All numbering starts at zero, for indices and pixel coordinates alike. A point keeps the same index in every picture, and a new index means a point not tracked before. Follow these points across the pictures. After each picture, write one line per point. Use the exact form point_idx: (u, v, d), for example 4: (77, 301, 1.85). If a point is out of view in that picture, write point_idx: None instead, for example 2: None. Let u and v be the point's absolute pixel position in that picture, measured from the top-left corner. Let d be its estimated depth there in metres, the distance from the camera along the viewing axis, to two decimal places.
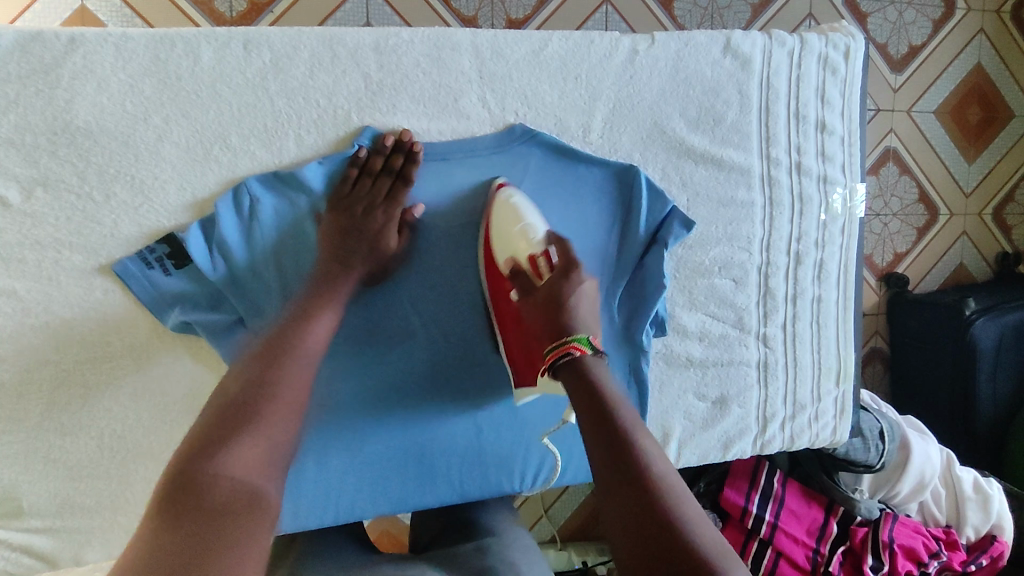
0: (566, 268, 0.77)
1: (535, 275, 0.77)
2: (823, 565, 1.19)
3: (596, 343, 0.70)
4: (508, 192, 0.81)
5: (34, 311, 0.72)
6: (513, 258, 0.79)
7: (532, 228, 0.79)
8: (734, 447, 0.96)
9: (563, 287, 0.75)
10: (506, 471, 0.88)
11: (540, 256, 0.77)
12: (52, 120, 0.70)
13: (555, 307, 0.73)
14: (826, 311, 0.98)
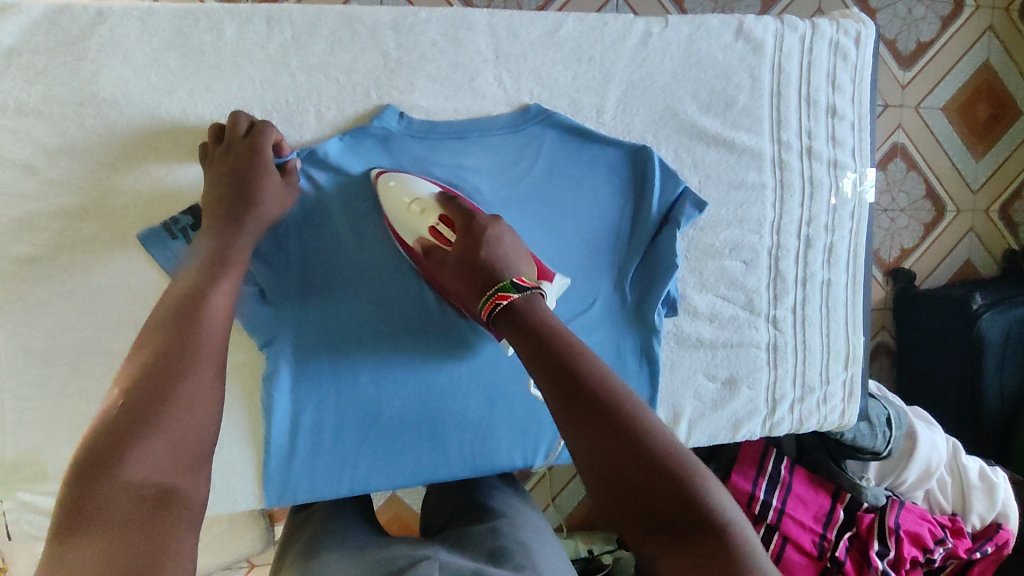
0: (466, 227, 0.74)
1: (442, 244, 0.75)
2: (829, 550, 1.21)
3: (520, 283, 0.68)
4: (388, 177, 0.78)
5: (60, 279, 0.74)
6: (419, 236, 0.77)
7: (419, 200, 0.76)
8: (744, 427, 0.97)
9: (469, 246, 0.72)
10: (516, 445, 0.90)
11: (438, 225, 0.74)
12: (79, 91, 0.71)
13: (471, 264, 0.71)
14: (835, 294, 0.99)
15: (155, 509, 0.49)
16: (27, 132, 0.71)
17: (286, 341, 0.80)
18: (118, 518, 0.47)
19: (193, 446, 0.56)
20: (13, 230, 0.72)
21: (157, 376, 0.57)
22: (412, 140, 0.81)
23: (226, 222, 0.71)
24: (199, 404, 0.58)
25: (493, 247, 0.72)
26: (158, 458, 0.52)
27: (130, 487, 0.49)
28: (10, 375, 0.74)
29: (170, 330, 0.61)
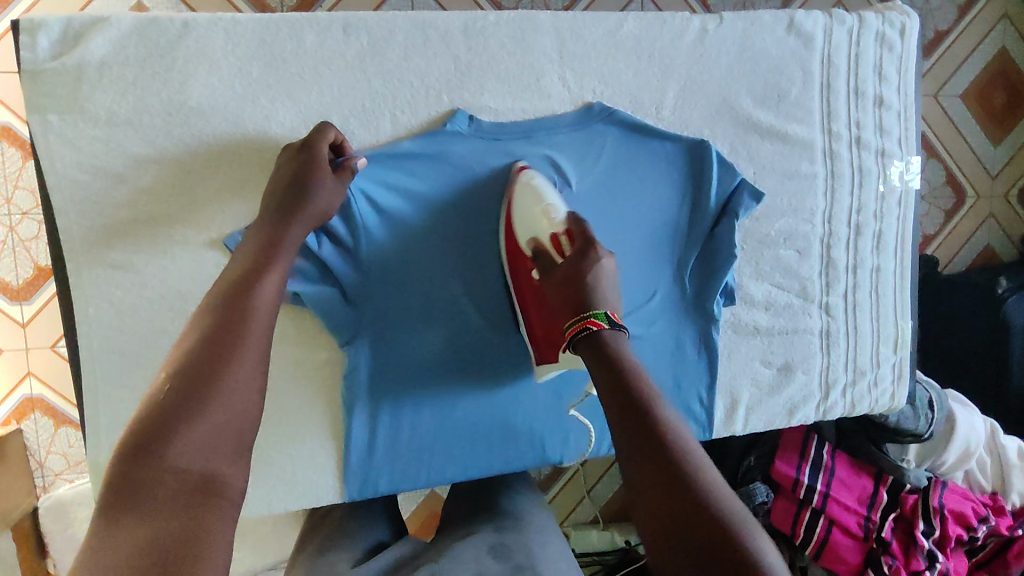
0: (580, 248, 0.75)
1: (556, 255, 0.76)
2: (875, 531, 1.23)
3: (615, 318, 0.68)
4: (527, 174, 0.82)
5: (151, 284, 0.77)
6: (535, 238, 0.79)
7: (554, 208, 0.80)
8: (799, 412, 1.00)
9: (574, 265, 0.73)
10: (579, 432, 0.92)
11: (562, 236, 0.77)
12: (168, 101, 0.74)
13: (574, 284, 0.72)
14: (884, 280, 1.02)
15: (197, 498, 0.45)
16: (120, 142, 0.73)
17: (367, 338, 0.82)
18: (159, 507, 0.44)
19: (236, 431, 0.51)
20: (107, 237, 0.75)
21: (205, 357, 0.53)
22: (482, 140, 0.83)
23: (282, 217, 0.70)
24: (244, 384, 0.54)
25: (599, 277, 0.72)
26: (201, 442, 0.48)
27: (172, 473, 0.45)
28: (105, 378, 0.77)
29: (219, 312, 0.57)
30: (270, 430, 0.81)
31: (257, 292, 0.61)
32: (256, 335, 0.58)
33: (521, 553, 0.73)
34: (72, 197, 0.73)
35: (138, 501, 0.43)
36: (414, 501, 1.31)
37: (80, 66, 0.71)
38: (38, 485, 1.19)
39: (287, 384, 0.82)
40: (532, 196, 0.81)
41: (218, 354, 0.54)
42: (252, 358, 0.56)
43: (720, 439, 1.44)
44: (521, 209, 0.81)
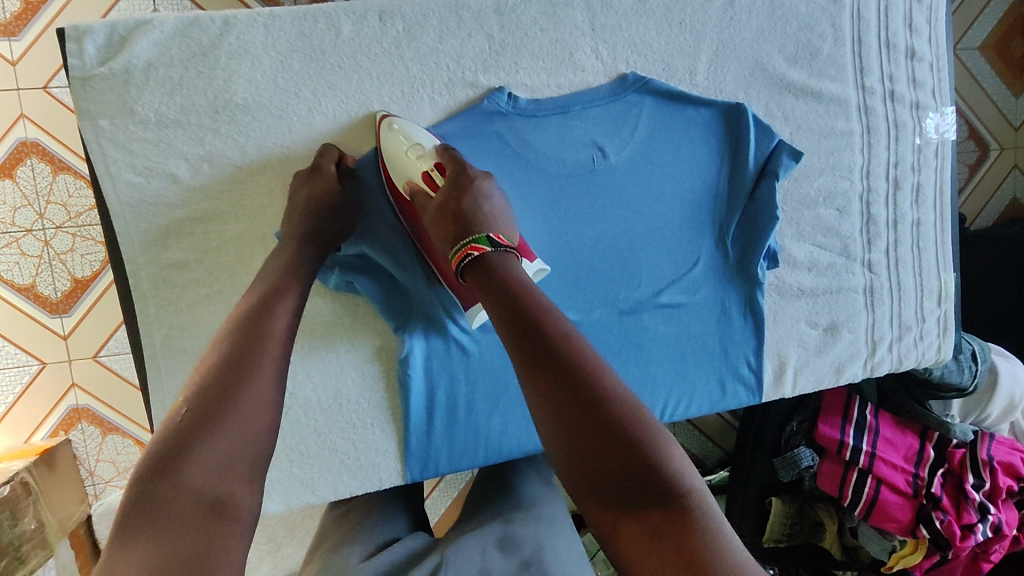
0: (453, 175, 0.73)
1: (430, 190, 0.74)
2: (924, 488, 1.22)
3: (497, 239, 0.66)
4: (391, 122, 0.77)
5: (207, 280, 0.78)
6: (410, 181, 0.76)
7: (421, 146, 0.76)
8: (847, 370, 1.00)
9: (452, 194, 0.71)
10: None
11: (433, 171, 0.74)
12: (214, 99, 0.75)
13: (452, 213, 0.70)
14: (925, 234, 1.01)
15: (213, 513, 0.47)
16: (170, 143, 0.74)
17: (419, 322, 0.83)
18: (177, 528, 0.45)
19: (251, 452, 0.53)
20: (163, 237, 0.76)
21: (217, 380, 0.54)
22: (521, 118, 0.84)
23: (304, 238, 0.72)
24: (256, 411, 0.54)
25: (479, 200, 0.72)
26: (214, 464, 0.50)
27: (189, 494, 0.47)
28: (167, 375, 0.78)
29: (235, 335, 0.59)
30: (331, 418, 0.83)
31: (276, 318, 0.62)
32: (268, 358, 0.58)
33: (529, 547, 0.72)
34: (127, 201, 0.74)
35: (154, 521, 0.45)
36: (457, 486, 1.31)
37: (126, 69, 0.72)
38: (90, 493, 1.22)
39: (344, 370, 0.83)
40: (397, 139, 0.76)
41: (233, 378, 0.55)
42: (263, 383, 0.56)
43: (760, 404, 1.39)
44: (388, 154, 0.77)
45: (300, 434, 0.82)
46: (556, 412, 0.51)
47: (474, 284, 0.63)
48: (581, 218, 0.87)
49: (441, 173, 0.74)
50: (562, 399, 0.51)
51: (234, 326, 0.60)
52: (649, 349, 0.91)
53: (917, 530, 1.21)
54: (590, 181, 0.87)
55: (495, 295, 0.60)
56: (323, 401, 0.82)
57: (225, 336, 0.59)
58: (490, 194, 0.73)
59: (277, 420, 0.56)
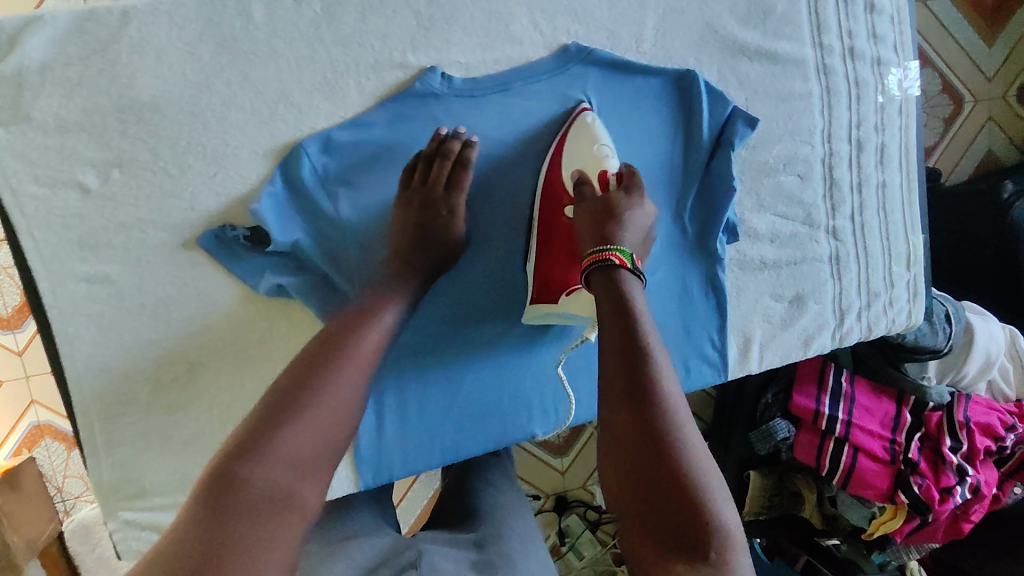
0: (630, 185, 0.73)
1: (598, 188, 0.74)
2: (902, 453, 1.22)
3: (636, 261, 0.66)
4: (587, 117, 0.79)
5: (128, 293, 0.73)
6: (580, 171, 0.76)
7: (609, 149, 0.77)
8: (815, 342, 0.97)
9: (621, 201, 0.71)
10: (557, 390, 0.89)
11: (610, 173, 0.74)
12: (118, 98, 0.69)
13: (604, 220, 0.69)
14: (892, 196, 0.97)
15: (285, 508, 0.46)
16: (73, 147, 0.69)
17: None
18: (249, 518, 0.44)
19: (329, 460, 0.52)
20: (78, 251, 0.70)
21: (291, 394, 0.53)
22: (458, 99, 0.78)
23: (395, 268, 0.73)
24: (336, 421, 0.54)
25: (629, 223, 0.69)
26: (289, 464, 0.48)
27: (262, 486, 0.46)
28: (93, 396, 0.73)
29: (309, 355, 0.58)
30: None
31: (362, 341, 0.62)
32: (352, 372, 0.58)
33: (488, 563, 0.71)
34: (33, 213, 0.69)
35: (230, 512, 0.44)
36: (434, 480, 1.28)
37: (18, 71, 0.65)
38: (60, 510, 1.16)
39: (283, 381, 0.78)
40: (587, 136, 0.78)
41: (309, 393, 0.54)
42: (343, 395, 0.56)
43: (737, 380, 1.42)
44: (571, 144, 0.78)
45: None
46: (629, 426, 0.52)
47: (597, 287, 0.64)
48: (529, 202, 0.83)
49: (616, 179, 0.74)
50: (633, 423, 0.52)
51: (324, 342, 0.60)
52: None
53: (896, 496, 1.20)
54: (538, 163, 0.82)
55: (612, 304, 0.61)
56: None
57: (313, 349, 0.59)
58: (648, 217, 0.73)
59: (353, 434, 0.56)
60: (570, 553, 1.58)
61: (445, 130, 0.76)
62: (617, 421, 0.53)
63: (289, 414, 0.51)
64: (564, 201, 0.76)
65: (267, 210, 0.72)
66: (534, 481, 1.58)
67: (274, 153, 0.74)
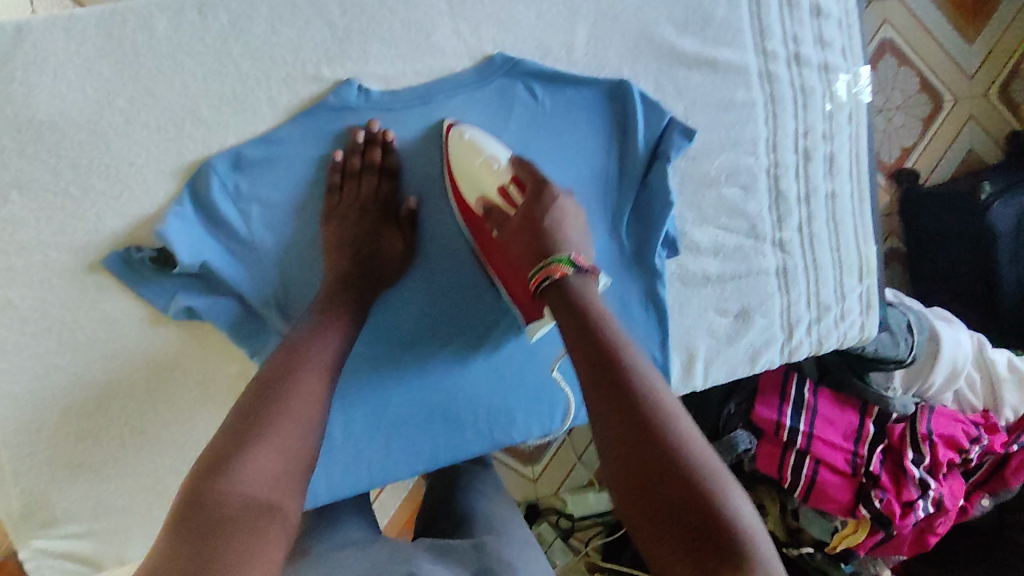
0: (536, 191, 0.72)
1: (507, 207, 0.73)
2: (864, 466, 1.18)
3: (579, 261, 0.66)
4: (457, 131, 0.76)
5: (32, 318, 0.69)
6: (484, 196, 0.75)
7: (495, 159, 0.75)
8: (762, 357, 0.94)
9: (530, 212, 0.71)
10: (535, 385, 0.88)
11: (510, 186, 0.73)
12: (13, 117, 0.65)
13: (533, 230, 0.70)
14: (841, 207, 0.94)
15: (263, 522, 0.51)
16: None
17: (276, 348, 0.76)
18: (231, 531, 0.48)
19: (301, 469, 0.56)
20: None
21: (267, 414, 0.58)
22: (377, 113, 0.75)
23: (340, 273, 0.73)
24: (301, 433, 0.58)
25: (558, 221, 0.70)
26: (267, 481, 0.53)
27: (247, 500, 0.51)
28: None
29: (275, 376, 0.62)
30: (190, 455, 0.78)
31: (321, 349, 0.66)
32: (316, 382, 0.63)
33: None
34: None
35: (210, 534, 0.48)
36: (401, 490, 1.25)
37: None
38: None
39: (201, 403, 0.77)
40: (469, 148, 0.75)
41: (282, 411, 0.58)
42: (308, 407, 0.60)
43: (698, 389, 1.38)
44: (459, 163, 0.75)
45: (160, 473, 0.77)
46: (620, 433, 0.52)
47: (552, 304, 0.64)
48: (457, 218, 0.81)
49: (518, 187, 0.73)
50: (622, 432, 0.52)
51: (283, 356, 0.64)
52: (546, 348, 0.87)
53: (857, 510, 1.18)
54: None
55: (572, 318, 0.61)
56: (180, 436, 0.77)
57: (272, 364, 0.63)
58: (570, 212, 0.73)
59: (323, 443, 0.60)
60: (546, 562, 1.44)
61: (360, 136, 0.74)
62: (617, 440, 0.52)
63: (256, 432, 0.56)
64: (486, 228, 0.76)
65: (176, 231, 0.70)
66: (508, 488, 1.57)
67: (182, 171, 0.71)
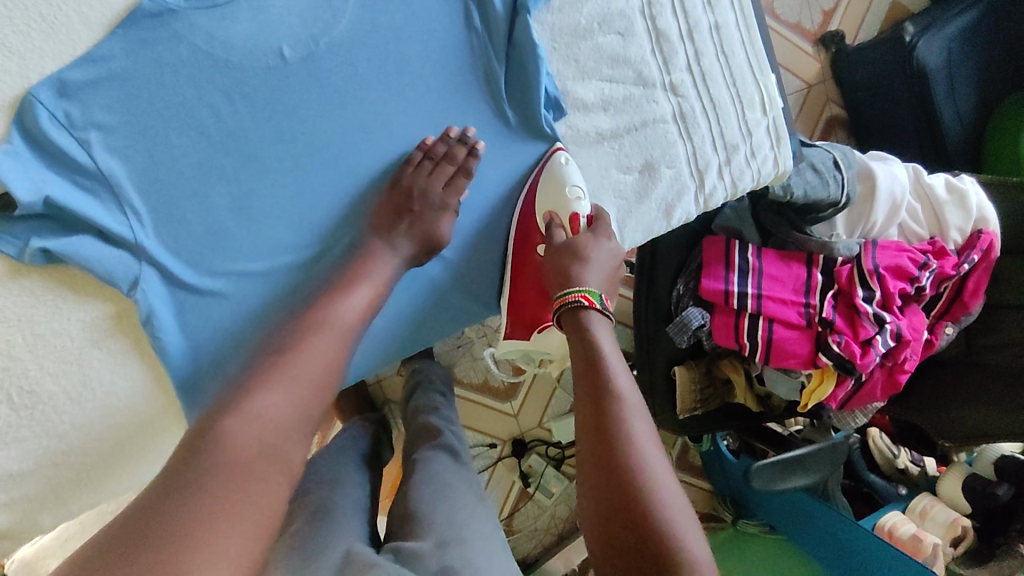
0: (598, 231, 0.82)
1: (569, 232, 0.82)
2: (817, 316, 1.14)
3: (605, 302, 0.76)
4: (563, 156, 0.83)
5: None
6: (551, 212, 0.83)
7: (579, 191, 0.82)
8: (677, 211, 0.90)
9: (586, 242, 0.80)
10: (443, 295, 0.89)
11: (580, 219, 0.82)
12: None
13: (576, 257, 0.78)
14: (729, 37, 0.90)
15: (265, 471, 0.51)
16: None
17: (152, 276, 0.72)
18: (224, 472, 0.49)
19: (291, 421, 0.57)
20: None
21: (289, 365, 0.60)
22: (199, 12, 0.70)
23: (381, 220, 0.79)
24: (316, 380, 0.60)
25: (600, 256, 0.79)
26: (262, 422, 0.54)
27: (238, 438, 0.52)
28: None
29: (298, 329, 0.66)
30: (88, 405, 0.74)
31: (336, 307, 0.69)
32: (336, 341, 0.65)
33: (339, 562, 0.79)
34: None
35: (201, 472, 0.49)
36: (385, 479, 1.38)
37: None
38: None
39: (87, 351, 0.73)
40: (558, 176, 0.82)
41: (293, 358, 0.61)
42: (323, 367, 0.62)
43: (648, 252, 1.26)
44: (544, 184, 0.83)
45: (60, 430, 0.73)
46: (597, 471, 0.61)
47: (568, 332, 0.74)
48: (317, 112, 0.77)
49: (584, 225, 0.82)
50: (603, 468, 0.61)
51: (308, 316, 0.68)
52: (474, 294, 0.92)
53: (818, 360, 1.14)
54: (317, 68, 0.76)
55: (579, 354, 0.71)
56: (72, 388, 0.72)
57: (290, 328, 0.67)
58: (615, 258, 0.81)
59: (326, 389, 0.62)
60: (540, 493, 1.72)
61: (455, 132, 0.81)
62: (592, 486, 0.61)
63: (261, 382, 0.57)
64: (536, 239, 0.85)
65: (5, 168, 0.65)
66: (490, 430, 1.68)
67: (4, 107, 0.67)
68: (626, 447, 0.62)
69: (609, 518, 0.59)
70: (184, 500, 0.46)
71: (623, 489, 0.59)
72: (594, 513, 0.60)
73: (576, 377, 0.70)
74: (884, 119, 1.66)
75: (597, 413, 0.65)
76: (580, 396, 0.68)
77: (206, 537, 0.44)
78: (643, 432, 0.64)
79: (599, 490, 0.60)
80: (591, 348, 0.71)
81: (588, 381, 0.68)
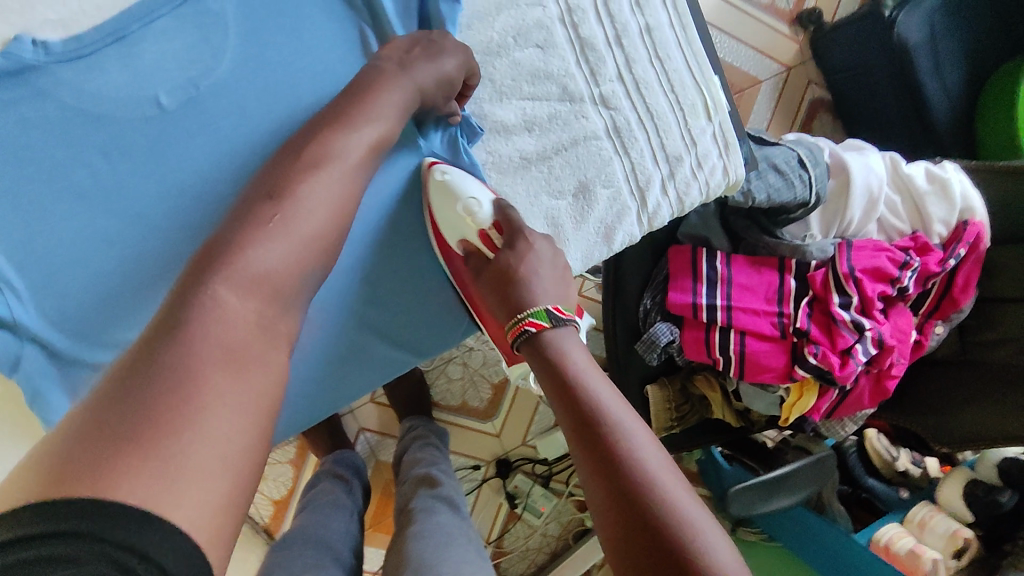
0: (511, 237, 0.77)
1: (488, 250, 0.78)
2: (791, 326, 1.07)
3: (553, 312, 0.74)
4: (439, 171, 0.76)
5: None
6: (464, 239, 0.77)
7: (476, 202, 0.75)
8: (618, 234, 0.83)
9: (509, 259, 0.76)
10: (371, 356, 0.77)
11: (490, 231, 0.77)
12: None
13: (508, 282, 0.76)
14: (663, 40, 0.82)
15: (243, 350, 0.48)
16: None
17: (35, 356, 0.66)
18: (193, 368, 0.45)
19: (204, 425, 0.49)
20: None
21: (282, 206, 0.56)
22: (64, 66, 0.65)
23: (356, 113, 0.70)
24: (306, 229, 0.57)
25: (532, 264, 0.76)
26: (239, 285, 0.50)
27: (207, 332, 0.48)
28: None
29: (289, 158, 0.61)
30: None
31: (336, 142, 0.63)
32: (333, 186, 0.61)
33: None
34: None
35: (160, 365, 0.45)
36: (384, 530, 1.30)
37: None
38: None
39: None
40: (447, 197, 0.75)
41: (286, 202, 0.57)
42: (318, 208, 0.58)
43: (612, 270, 1.19)
44: (439, 212, 0.76)
45: None
46: (603, 494, 0.60)
47: (530, 358, 0.73)
48: (208, 157, 0.70)
49: (498, 232, 0.78)
50: (608, 492, 0.60)
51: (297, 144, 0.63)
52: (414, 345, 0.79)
53: (794, 373, 1.07)
54: (202, 113, 0.70)
55: (548, 378, 0.71)
56: None
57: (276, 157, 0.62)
58: (555, 252, 0.78)
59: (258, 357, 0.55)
60: (527, 513, 1.66)
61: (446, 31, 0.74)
62: (602, 508, 0.60)
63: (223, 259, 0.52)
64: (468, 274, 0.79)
65: None
66: (472, 451, 1.62)
67: None
68: (626, 458, 0.61)
69: (627, 535, 0.57)
70: (151, 397, 0.43)
71: (632, 502, 0.58)
72: (610, 536, 0.58)
73: (555, 403, 0.69)
74: (868, 100, 1.56)
75: (586, 434, 0.64)
76: (564, 421, 0.67)
77: (177, 438, 0.42)
78: (637, 440, 0.63)
79: (610, 511, 0.59)
80: (560, 370, 0.70)
81: (567, 405, 0.67)
